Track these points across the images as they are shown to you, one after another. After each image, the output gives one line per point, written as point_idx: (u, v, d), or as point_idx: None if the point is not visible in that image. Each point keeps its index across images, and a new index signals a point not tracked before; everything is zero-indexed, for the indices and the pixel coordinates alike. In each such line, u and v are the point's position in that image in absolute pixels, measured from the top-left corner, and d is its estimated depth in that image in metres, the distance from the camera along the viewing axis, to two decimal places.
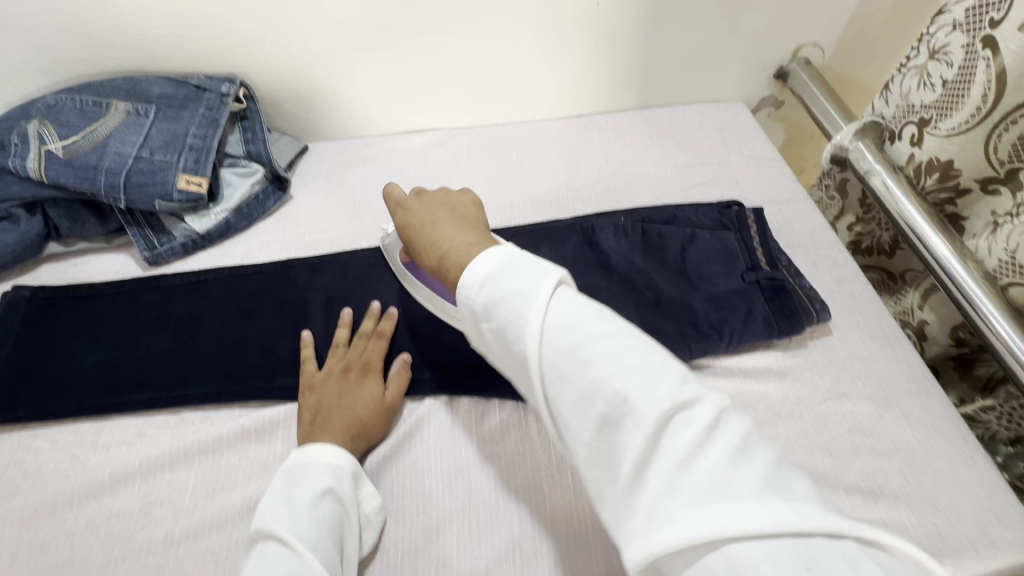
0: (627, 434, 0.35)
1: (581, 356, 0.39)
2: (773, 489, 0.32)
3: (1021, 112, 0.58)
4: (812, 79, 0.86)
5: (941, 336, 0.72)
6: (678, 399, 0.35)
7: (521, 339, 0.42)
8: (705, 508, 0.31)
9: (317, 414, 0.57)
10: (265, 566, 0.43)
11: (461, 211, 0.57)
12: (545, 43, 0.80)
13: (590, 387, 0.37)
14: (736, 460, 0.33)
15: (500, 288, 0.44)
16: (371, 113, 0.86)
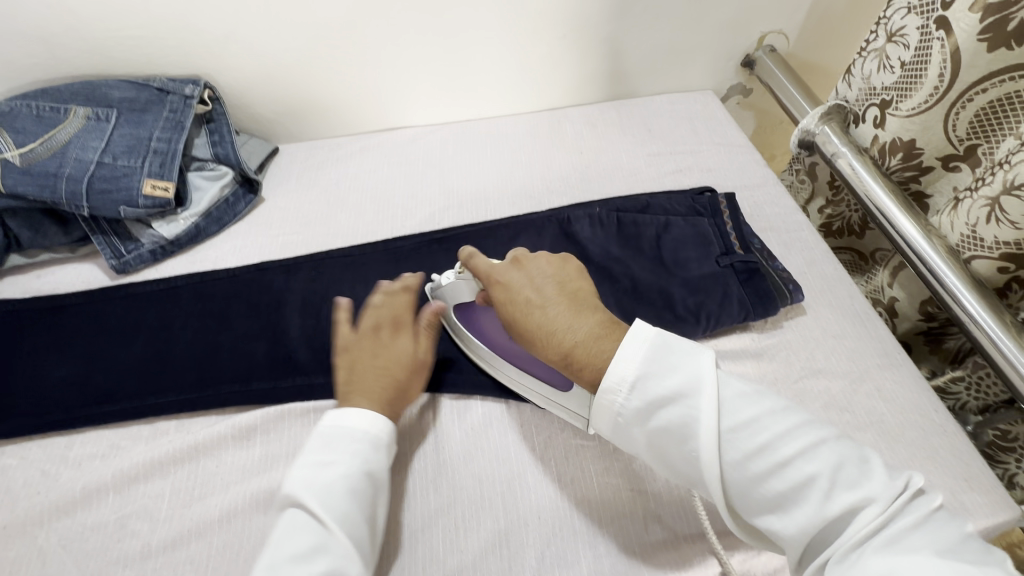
0: (825, 521, 0.36)
1: (773, 454, 0.38)
2: (965, 556, 0.33)
3: (976, 90, 0.60)
4: (778, 66, 0.88)
5: (911, 312, 0.74)
6: (872, 483, 0.36)
7: (694, 445, 0.40)
8: (893, 564, 0.33)
9: (352, 373, 0.56)
10: (295, 536, 0.43)
11: (568, 285, 0.51)
12: (515, 37, 0.80)
13: (784, 479, 0.38)
14: (924, 532, 0.34)
15: (659, 393, 0.41)
16: (342, 113, 0.85)
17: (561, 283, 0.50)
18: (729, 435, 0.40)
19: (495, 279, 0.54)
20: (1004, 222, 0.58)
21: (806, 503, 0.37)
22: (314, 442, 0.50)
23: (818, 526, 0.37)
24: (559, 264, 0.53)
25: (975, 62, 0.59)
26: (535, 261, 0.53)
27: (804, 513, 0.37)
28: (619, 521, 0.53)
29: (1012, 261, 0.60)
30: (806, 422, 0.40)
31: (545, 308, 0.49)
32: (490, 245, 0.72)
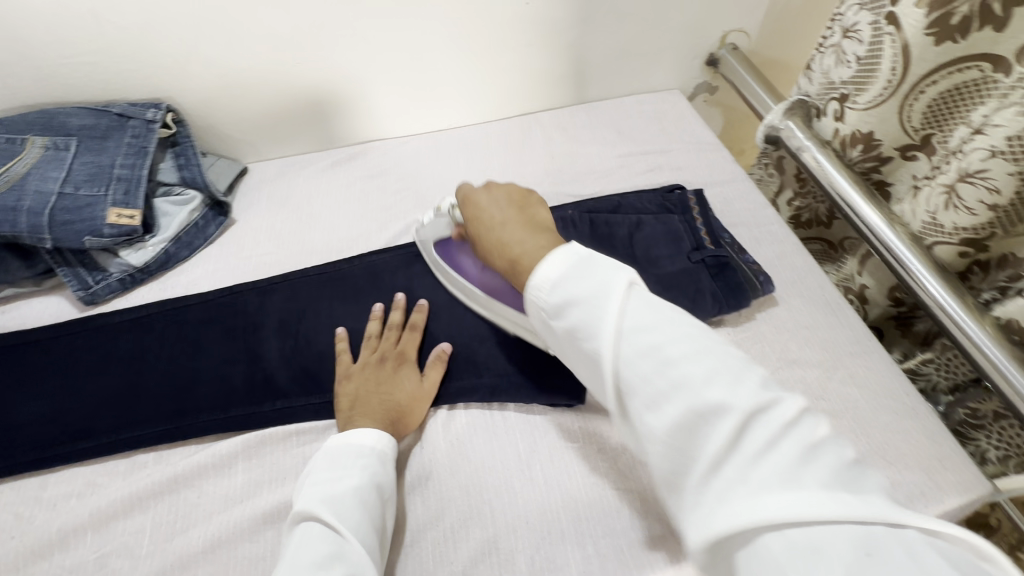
0: (697, 430, 0.34)
1: (659, 355, 0.36)
2: (844, 483, 0.31)
3: (927, 81, 0.62)
4: (740, 64, 0.89)
5: (881, 297, 0.76)
6: (758, 396, 0.34)
7: (594, 339, 0.40)
8: (778, 496, 0.30)
9: (355, 402, 0.58)
10: (310, 544, 0.44)
11: (529, 209, 0.54)
12: (479, 45, 0.80)
13: (666, 381, 0.35)
14: (812, 458, 0.31)
15: (570, 286, 0.42)
16: (311, 127, 0.84)
17: (523, 207, 0.54)
18: (626, 334, 0.38)
19: (469, 204, 0.58)
20: (961, 209, 0.60)
21: (680, 404, 0.34)
22: (321, 462, 0.52)
23: (686, 431, 0.34)
24: (527, 193, 0.57)
25: (924, 54, 0.61)
26: (505, 188, 0.57)
27: (679, 416, 0.34)
28: (605, 523, 0.53)
29: (970, 245, 0.62)
30: (704, 337, 0.37)
31: (505, 225, 0.53)
32: None
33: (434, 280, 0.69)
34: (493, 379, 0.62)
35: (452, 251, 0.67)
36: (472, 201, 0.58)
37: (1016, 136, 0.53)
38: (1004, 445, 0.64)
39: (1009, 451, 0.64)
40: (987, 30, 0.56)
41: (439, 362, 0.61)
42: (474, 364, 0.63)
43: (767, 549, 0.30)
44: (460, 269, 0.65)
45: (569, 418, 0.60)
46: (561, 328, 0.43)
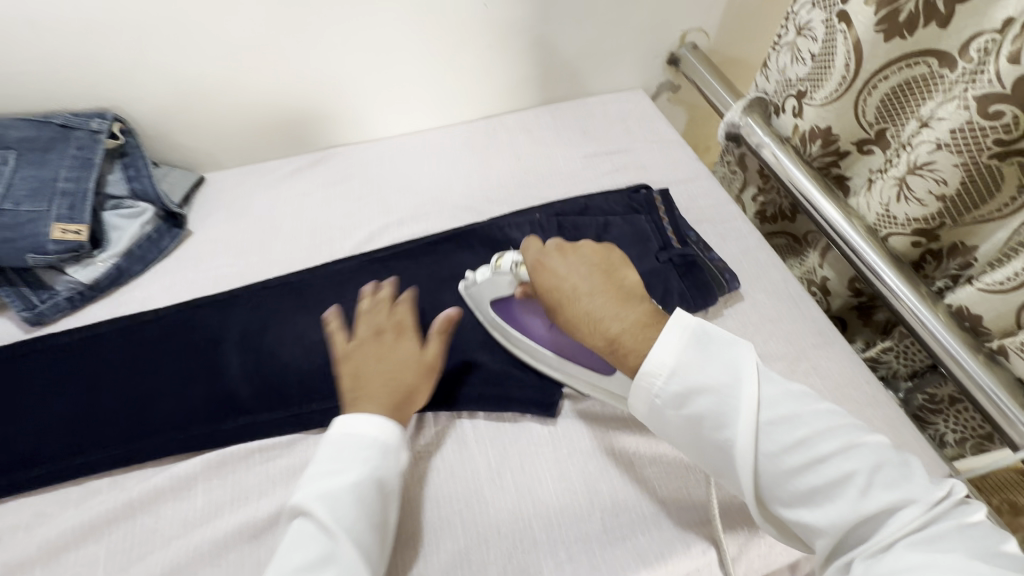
0: (861, 519, 0.38)
1: (811, 450, 0.40)
2: (999, 557, 0.35)
3: (879, 77, 0.64)
4: (700, 63, 0.91)
5: (842, 289, 0.77)
6: (907, 486, 0.38)
7: (732, 430, 0.42)
8: (923, 558, 0.35)
9: (356, 379, 0.55)
10: (303, 545, 0.44)
11: (616, 273, 0.51)
12: (441, 48, 0.80)
13: (821, 474, 0.39)
14: (955, 531, 0.37)
15: (701, 379, 0.43)
16: (269, 135, 0.82)
17: (607, 271, 0.51)
18: (765, 427, 0.41)
19: (540, 267, 0.53)
20: (912, 200, 0.61)
21: (840, 497, 0.39)
22: (324, 450, 0.50)
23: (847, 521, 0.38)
24: (608, 252, 0.52)
25: (875, 51, 0.62)
26: (581, 249, 0.53)
27: (840, 511, 0.38)
28: (577, 525, 0.53)
29: (923, 235, 0.64)
30: (843, 426, 0.41)
31: (592, 297, 0.49)
32: (435, 260, 0.71)
33: (401, 288, 0.68)
34: (464, 387, 0.61)
35: (513, 312, 0.63)
36: (544, 265, 0.53)
37: (959, 129, 0.53)
38: (961, 428, 0.66)
39: (966, 434, 0.66)
40: (933, 27, 0.58)
41: (443, 337, 0.58)
42: (444, 373, 0.62)
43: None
44: (525, 330, 0.62)
45: (540, 422, 0.60)
46: (682, 419, 0.44)
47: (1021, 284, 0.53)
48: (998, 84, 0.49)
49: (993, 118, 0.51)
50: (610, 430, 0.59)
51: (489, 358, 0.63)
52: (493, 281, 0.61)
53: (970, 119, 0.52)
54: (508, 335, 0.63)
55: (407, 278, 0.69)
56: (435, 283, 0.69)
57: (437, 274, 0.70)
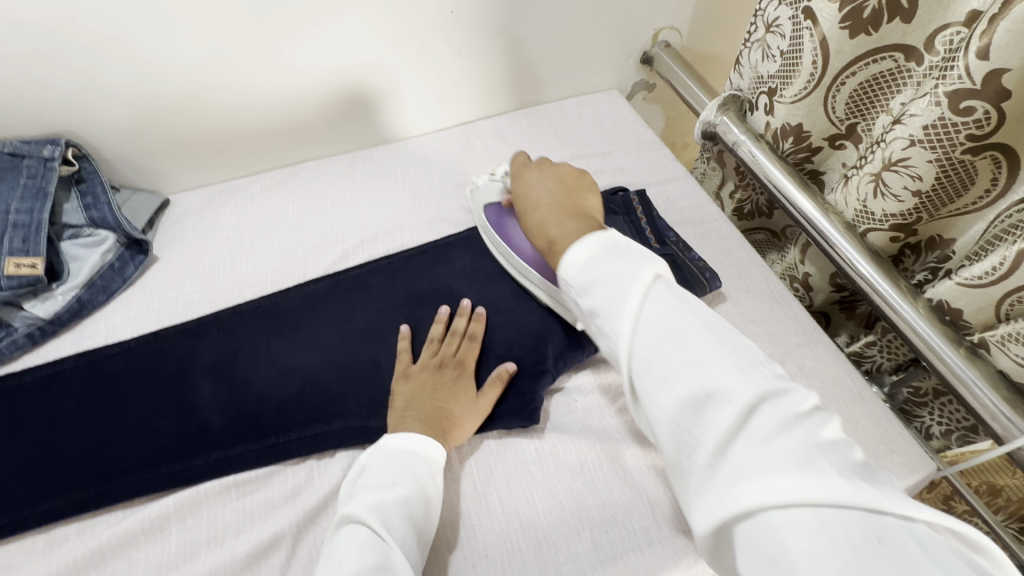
0: (717, 418, 0.35)
1: (680, 343, 0.38)
2: (858, 475, 0.31)
3: (847, 73, 0.63)
4: (673, 61, 0.90)
5: (823, 285, 0.77)
6: (768, 382, 0.35)
7: (615, 318, 0.42)
8: (786, 476, 0.31)
9: (409, 403, 0.57)
10: (354, 552, 0.42)
11: (575, 196, 0.59)
12: (407, 56, 0.78)
13: (685, 366, 0.37)
14: (822, 447, 0.32)
15: (601, 268, 0.45)
16: (235, 152, 0.79)
17: (568, 192, 0.60)
18: (645, 316, 0.41)
19: (521, 180, 0.64)
20: (888, 196, 0.61)
21: (698, 388, 0.36)
22: (375, 467, 0.51)
23: (701, 418, 0.35)
24: (579, 179, 0.62)
25: (842, 48, 0.61)
26: (558, 170, 0.63)
27: (695, 400, 0.36)
28: (568, 545, 0.52)
29: (900, 230, 0.64)
30: (718, 331, 0.39)
31: (551, 208, 0.58)
32: (413, 275, 0.69)
33: (378, 306, 0.66)
34: None
35: (500, 216, 0.68)
36: (526, 179, 0.64)
37: (931, 125, 0.53)
38: (947, 420, 0.66)
39: (950, 426, 0.65)
40: (897, 22, 0.58)
41: (499, 381, 0.59)
42: None
43: (767, 527, 0.31)
44: (509, 239, 0.66)
45: (527, 439, 0.59)
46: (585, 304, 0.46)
47: (1000, 278, 0.53)
48: (968, 80, 0.49)
49: (964, 114, 0.50)
50: (599, 443, 0.58)
51: None
52: (491, 188, 0.71)
53: (941, 115, 0.52)
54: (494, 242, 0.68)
55: (384, 295, 0.67)
56: (413, 299, 0.67)
57: (414, 289, 0.68)
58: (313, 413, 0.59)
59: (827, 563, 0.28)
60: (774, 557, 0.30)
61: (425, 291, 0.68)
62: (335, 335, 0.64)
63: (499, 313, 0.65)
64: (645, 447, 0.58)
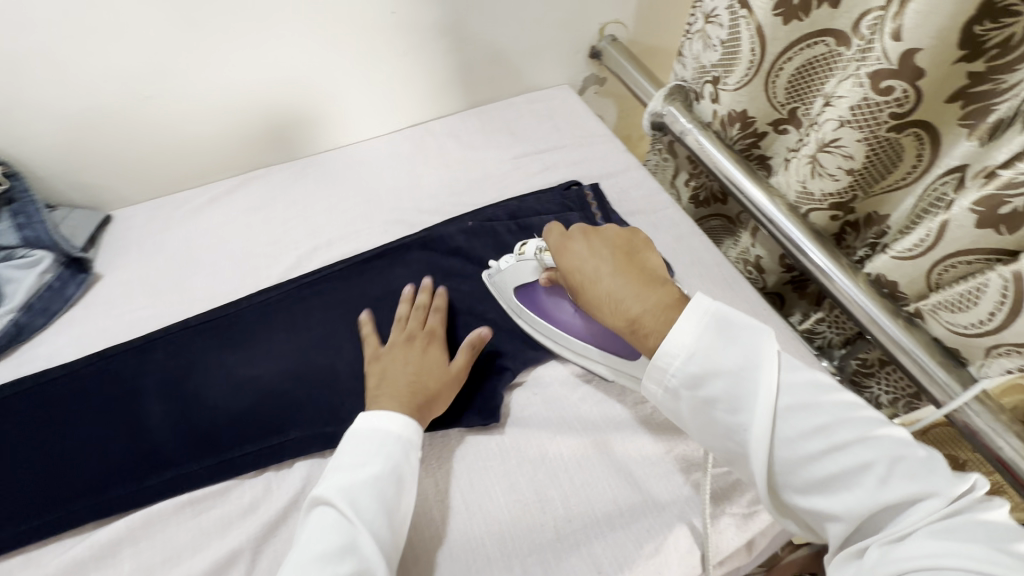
0: (878, 508, 0.38)
1: (830, 438, 0.41)
2: (1014, 553, 0.33)
3: (783, 59, 0.66)
4: (621, 54, 0.91)
5: (774, 266, 0.79)
6: (928, 479, 0.38)
7: (745, 411, 0.43)
8: (927, 542, 0.35)
9: (383, 376, 0.56)
10: (324, 535, 0.44)
11: (637, 258, 0.53)
12: (351, 59, 0.77)
13: (835, 461, 0.40)
14: (982, 528, 0.35)
15: (720, 360, 0.45)
16: (179, 164, 0.77)
17: (627, 257, 0.53)
18: (783, 413, 0.43)
19: (564, 254, 0.56)
20: (825, 176, 0.62)
21: (855, 487, 0.39)
22: (349, 445, 0.50)
23: (862, 512, 0.39)
24: (631, 239, 0.56)
25: (775, 34, 0.64)
26: (605, 235, 0.56)
27: (855, 500, 0.39)
28: (529, 537, 0.52)
29: (839, 208, 0.66)
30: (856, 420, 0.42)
31: (613, 279, 0.51)
32: (368, 279, 0.68)
33: (333, 312, 0.66)
34: None
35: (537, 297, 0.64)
36: (568, 251, 0.56)
37: (857, 106, 0.54)
38: (892, 389, 0.68)
39: (896, 394, 0.68)
40: (825, 8, 0.60)
41: (471, 347, 0.59)
42: None
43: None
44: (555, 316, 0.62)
45: (487, 436, 0.59)
46: (705, 401, 0.45)
47: (927, 250, 0.53)
48: (886, 60, 0.50)
49: (886, 94, 0.52)
50: (558, 435, 0.59)
51: None
52: (518, 267, 0.64)
53: (866, 96, 0.53)
54: (533, 323, 0.64)
55: (339, 301, 0.67)
56: (369, 302, 0.66)
57: (370, 292, 0.67)
58: (269, 424, 0.57)
59: None
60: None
61: (381, 294, 0.67)
62: (290, 344, 0.63)
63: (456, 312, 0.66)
64: (603, 434, 0.59)
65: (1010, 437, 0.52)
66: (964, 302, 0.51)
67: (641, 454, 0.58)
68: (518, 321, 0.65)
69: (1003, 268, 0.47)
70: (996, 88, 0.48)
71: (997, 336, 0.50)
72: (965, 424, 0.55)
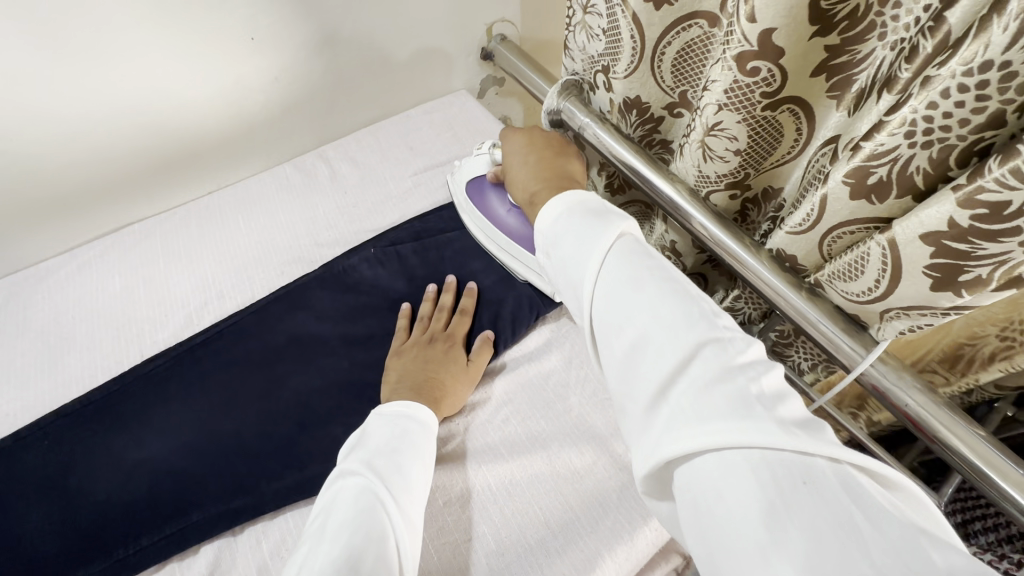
0: (659, 357, 0.33)
1: (638, 286, 0.36)
2: (796, 424, 0.29)
3: (663, 44, 0.65)
4: (512, 53, 0.88)
5: (689, 249, 0.79)
6: (711, 327, 0.34)
7: (579, 270, 0.39)
8: (721, 423, 0.28)
9: (403, 374, 0.58)
10: (346, 503, 0.43)
11: (560, 156, 0.54)
12: (215, 93, 0.71)
13: (639, 311, 0.35)
14: (774, 401, 0.30)
15: (571, 222, 0.42)
16: (40, 227, 0.71)
17: (551, 151, 0.55)
18: (607, 268, 0.38)
19: (506, 142, 0.60)
20: (715, 159, 0.61)
21: (646, 332, 0.34)
22: (373, 426, 0.51)
23: (642, 358, 0.33)
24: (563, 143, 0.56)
25: (650, 20, 0.62)
26: (545, 134, 0.58)
27: (638, 339, 0.34)
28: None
29: (736, 187, 0.65)
30: (656, 274, 0.37)
31: (531, 168, 0.54)
32: (266, 328, 0.64)
33: (231, 371, 0.60)
34: (317, 466, 0.55)
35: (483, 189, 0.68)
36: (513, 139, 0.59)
37: (731, 89, 0.53)
38: (811, 353, 0.69)
39: (814, 360, 0.69)
40: None
41: (485, 348, 0.62)
42: (293, 457, 0.55)
43: (700, 472, 0.28)
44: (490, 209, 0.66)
45: None
46: (556, 259, 0.42)
47: (814, 224, 0.52)
48: (747, 42, 0.49)
49: (753, 75, 0.51)
50: (484, 464, 0.56)
51: (341, 427, 0.57)
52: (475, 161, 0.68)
53: (736, 79, 0.52)
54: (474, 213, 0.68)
55: (235, 358, 0.61)
56: (270, 354, 0.62)
57: (270, 343, 0.62)
58: (167, 508, 0.53)
59: (752, 507, 0.26)
60: (713, 498, 0.27)
61: (281, 342, 0.63)
62: (184, 415, 0.58)
63: (366, 349, 0.62)
64: (529, 454, 0.57)
65: (913, 394, 0.52)
66: (852, 271, 0.51)
67: (570, 468, 0.56)
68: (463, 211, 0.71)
69: (878, 237, 0.46)
70: (853, 59, 0.48)
71: (886, 301, 0.50)
72: (873, 385, 0.55)
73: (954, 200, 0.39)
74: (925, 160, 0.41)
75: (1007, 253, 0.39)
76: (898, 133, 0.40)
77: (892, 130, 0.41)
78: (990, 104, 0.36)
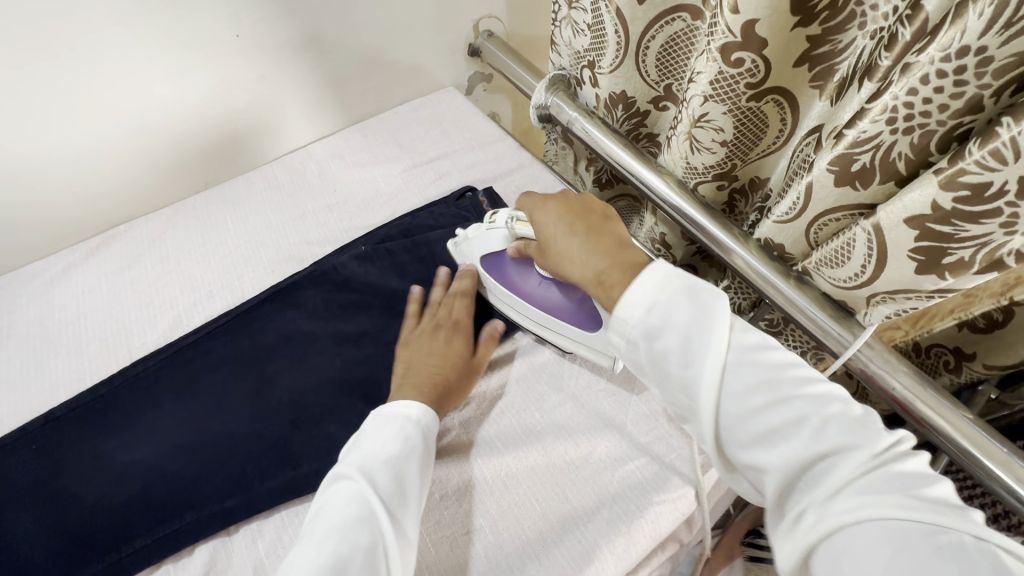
0: (811, 464, 0.33)
1: (773, 386, 0.36)
2: (944, 505, 0.30)
3: (647, 38, 0.65)
4: (499, 49, 0.88)
5: (679, 241, 0.79)
6: (873, 435, 0.33)
7: (694, 370, 0.38)
8: (864, 503, 0.30)
9: (411, 365, 0.58)
10: (336, 508, 0.43)
11: (612, 224, 0.49)
12: (200, 93, 0.71)
13: (780, 416, 0.35)
14: (921, 485, 0.31)
15: (671, 311, 0.40)
16: (24, 230, 0.70)
17: (603, 219, 0.50)
18: (730, 368, 0.38)
19: (537, 217, 0.53)
20: (702, 150, 0.62)
21: (796, 440, 0.34)
22: (371, 425, 0.51)
23: (795, 467, 0.34)
24: (606, 209, 0.51)
25: (635, 15, 0.62)
26: (582, 199, 0.52)
27: (789, 450, 0.34)
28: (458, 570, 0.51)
29: (723, 178, 0.66)
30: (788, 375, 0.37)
31: (583, 241, 0.48)
32: (258, 327, 0.63)
33: (223, 371, 0.60)
34: (313, 464, 0.54)
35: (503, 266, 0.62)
36: (543, 208, 0.53)
37: (716, 80, 0.54)
38: (800, 341, 0.69)
39: (803, 348, 0.70)
40: None
41: (490, 341, 0.62)
42: (288, 456, 0.55)
43: (844, 551, 0.30)
44: (521, 289, 0.60)
45: None
46: (656, 356, 0.40)
47: (801, 212, 0.53)
48: (731, 34, 0.49)
49: (737, 66, 0.52)
50: (479, 458, 0.57)
51: (336, 425, 0.57)
52: (488, 236, 0.62)
53: (721, 70, 0.53)
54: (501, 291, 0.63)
55: (226, 359, 0.61)
56: (262, 354, 0.61)
57: (261, 342, 0.62)
58: (160, 510, 0.52)
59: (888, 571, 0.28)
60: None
61: (273, 342, 0.62)
62: (175, 417, 0.57)
63: (359, 347, 0.62)
64: (525, 447, 0.57)
65: (901, 377, 0.53)
66: (839, 257, 0.51)
67: (567, 459, 0.56)
68: (487, 288, 0.64)
69: (863, 223, 0.47)
70: (835, 48, 0.49)
71: (871, 286, 0.51)
72: (861, 370, 0.56)
73: (936, 183, 0.39)
74: (907, 146, 0.42)
75: (990, 235, 0.40)
76: (880, 120, 0.41)
77: (874, 117, 0.41)
78: (968, 89, 0.36)
